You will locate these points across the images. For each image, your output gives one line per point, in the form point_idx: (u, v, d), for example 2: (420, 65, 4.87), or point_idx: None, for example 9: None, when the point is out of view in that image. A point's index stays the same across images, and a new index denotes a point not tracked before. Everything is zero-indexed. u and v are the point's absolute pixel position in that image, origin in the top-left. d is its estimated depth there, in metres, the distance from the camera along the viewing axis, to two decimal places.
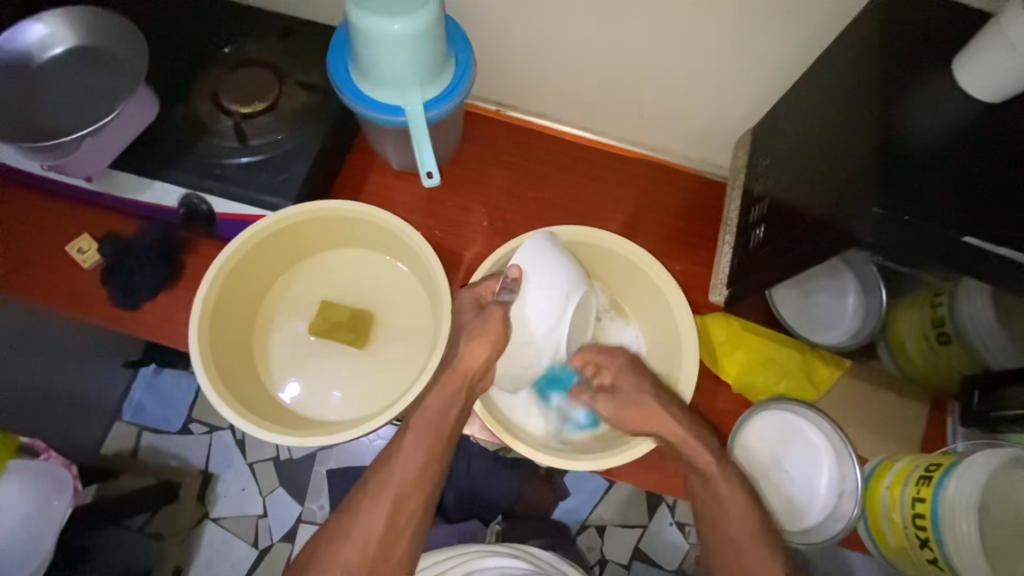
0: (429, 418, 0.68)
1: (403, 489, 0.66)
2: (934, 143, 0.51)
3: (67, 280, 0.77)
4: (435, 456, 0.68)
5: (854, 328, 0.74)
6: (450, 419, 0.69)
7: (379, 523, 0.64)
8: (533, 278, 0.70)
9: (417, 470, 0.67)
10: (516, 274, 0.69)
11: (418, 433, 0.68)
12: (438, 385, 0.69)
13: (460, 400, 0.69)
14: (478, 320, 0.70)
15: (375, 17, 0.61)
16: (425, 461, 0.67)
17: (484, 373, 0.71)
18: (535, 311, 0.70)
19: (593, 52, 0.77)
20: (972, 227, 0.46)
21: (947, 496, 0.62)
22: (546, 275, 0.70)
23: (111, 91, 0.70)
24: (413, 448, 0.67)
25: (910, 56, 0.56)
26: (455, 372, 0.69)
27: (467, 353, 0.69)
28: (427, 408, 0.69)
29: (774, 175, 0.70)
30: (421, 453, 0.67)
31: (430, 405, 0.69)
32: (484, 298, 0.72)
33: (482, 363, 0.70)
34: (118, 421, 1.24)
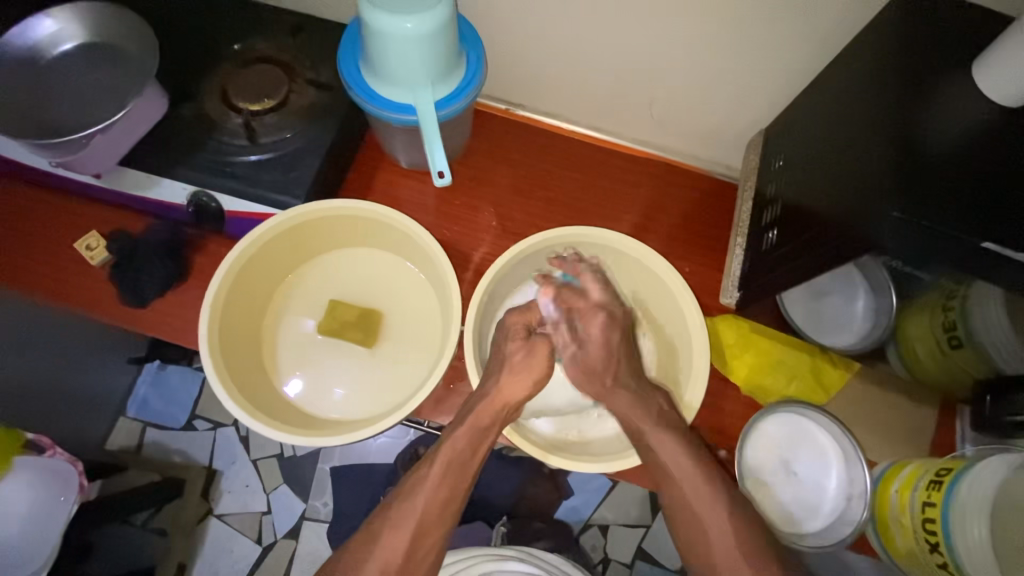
0: (458, 446, 0.65)
1: (426, 519, 0.61)
2: (952, 149, 0.51)
3: (75, 276, 0.77)
4: (458, 490, 0.64)
5: (864, 331, 0.72)
6: (478, 453, 0.65)
7: (399, 549, 0.60)
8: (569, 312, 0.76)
9: (441, 503, 0.62)
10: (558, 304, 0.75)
11: (444, 468, 0.63)
12: (470, 419, 0.66)
13: (489, 433, 0.66)
14: (524, 351, 0.71)
15: (387, 16, 0.61)
16: (450, 494, 0.63)
17: (513, 412, 0.68)
18: None
19: (606, 52, 0.76)
20: (993, 233, 0.45)
21: (959, 501, 0.62)
22: None
23: (120, 87, 0.70)
24: (438, 482, 0.63)
25: (928, 61, 0.55)
26: (488, 406, 0.66)
27: (507, 386, 0.67)
28: (454, 439, 0.65)
29: (788, 177, 0.70)
30: (443, 489, 0.62)
31: (459, 433, 0.65)
32: (530, 326, 0.73)
33: (519, 398, 0.68)
34: (123, 417, 1.24)
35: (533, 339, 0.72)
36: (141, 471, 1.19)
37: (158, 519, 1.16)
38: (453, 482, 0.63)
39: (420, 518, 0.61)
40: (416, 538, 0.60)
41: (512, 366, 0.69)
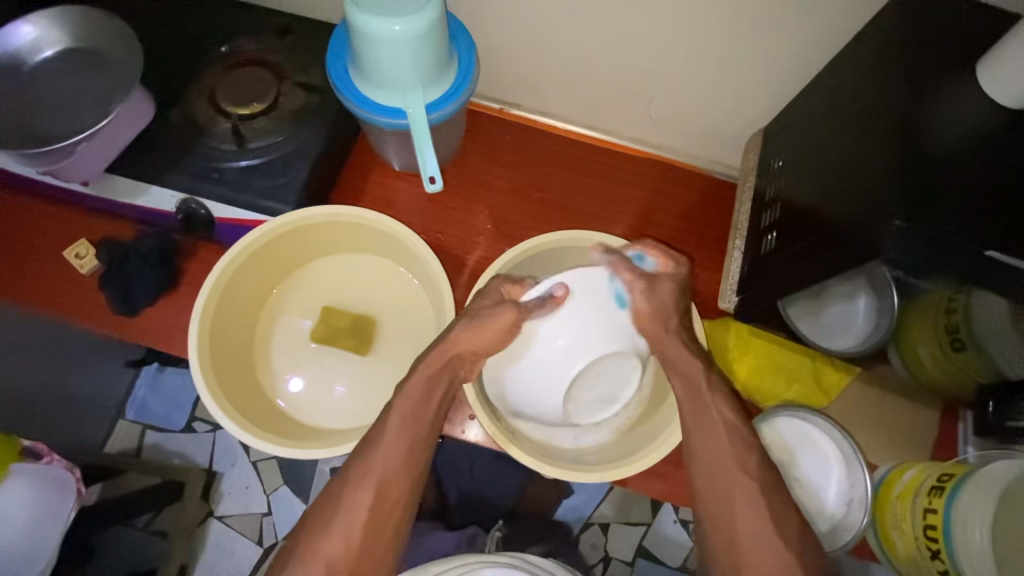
0: (413, 397, 0.65)
1: (390, 471, 0.62)
2: (957, 151, 0.49)
3: (66, 285, 0.76)
4: (420, 440, 0.64)
5: (866, 333, 0.69)
6: (433, 404, 0.66)
7: (366, 502, 0.60)
8: (572, 307, 0.64)
9: (403, 453, 0.63)
10: (561, 293, 0.64)
11: (401, 419, 0.63)
12: (423, 367, 0.65)
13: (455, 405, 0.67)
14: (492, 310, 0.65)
15: (375, 18, 0.59)
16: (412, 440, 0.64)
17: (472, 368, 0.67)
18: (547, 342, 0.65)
19: (601, 50, 0.75)
20: (998, 240, 0.44)
21: (960, 508, 0.61)
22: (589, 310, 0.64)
23: (105, 92, 0.68)
24: (397, 432, 0.63)
25: (933, 60, 0.54)
26: (443, 355, 0.66)
27: (464, 342, 0.65)
28: (409, 390, 0.65)
29: (789, 178, 0.68)
30: (403, 440, 0.63)
31: (414, 383, 0.65)
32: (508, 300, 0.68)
33: (475, 350, 0.65)
34: (121, 420, 1.23)
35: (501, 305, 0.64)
36: (142, 475, 1.19)
37: (159, 523, 1.17)
38: (418, 436, 0.64)
39: (384, 469, 0.62)
40: (380, 493, 0.61)
41: (477, 320, 0.64)
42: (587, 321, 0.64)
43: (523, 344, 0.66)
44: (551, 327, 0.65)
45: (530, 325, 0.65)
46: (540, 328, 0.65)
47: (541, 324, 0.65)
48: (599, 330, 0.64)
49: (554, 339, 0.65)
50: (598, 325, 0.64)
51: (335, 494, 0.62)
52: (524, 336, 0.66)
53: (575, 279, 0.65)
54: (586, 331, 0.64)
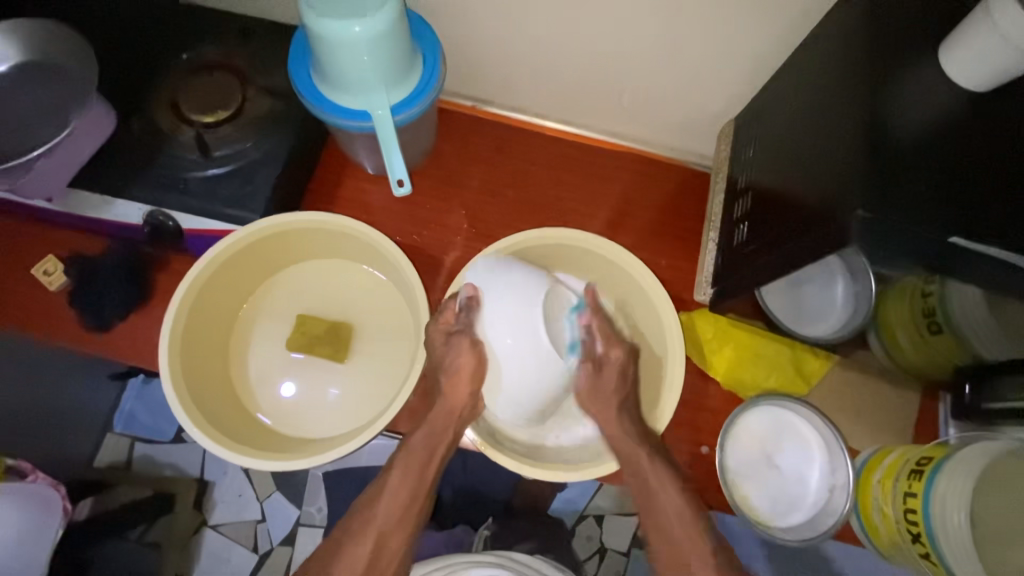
0: (417, 452, 0.67)
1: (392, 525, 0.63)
2: (920, 135, 0.49)
3: (38, 303, 0.75)
4: (420, 493, 0.67)
5: (846, 316, 0.67)
6: (437, 458, 0.67)
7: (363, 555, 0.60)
8: (489, 297, 0.66)
9: (402, 505, 0.65)
10: (471, 295, 0.66)
11: (404, 472, 0.66)
12: (425, 424, 0.68)
13: (448, 436, 0.67)
14: (451, 353, 0.67)
15: (331, 20, 0.58)
16: (411, 493, 0.66)
17: (472, 411, 0.68)
18: (502, 343, 0.65)
19: (568, 44, 0.74)
20: (961, 226, 0.44)
21: (938, 492, 0.61)
22: (504, 303, 0.65)
23: (64, 107, 0.67)
24: (398, 486, 0.66)
25: (895, 42, 0.53)
26: (442, 411, 0.67)
27: (452, 392, 0.67)
28: (414, 446, 0.67)
29: (760, 167, 0.68)
30: (404, 490, 0.66)
31: (416, 438, 0.68)
32: (449, 328, 0.67)
33: (468, 397, 0.67)
34: (109, 433, 1.21)
35: (453, 339, 0.67)
36: (132, 488, 1.16)
37: (153, 533, 1.13)
38: (415, 485, 0.66)
39: (383, 524, 0.64)
40: (377, 549, 0.63)
41: (452, 370, 0.66)
42: (508, 298, 0.65)
43: (495, 368, 0.66)
44: (496, 329, 0.65)
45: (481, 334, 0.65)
46: (493, 341, 0.65)
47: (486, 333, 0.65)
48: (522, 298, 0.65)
49: (503, 339, 0.65)
50: (517, 293, 0.65)
51: (333, 547, 0.64)
52: (487, 353, 0.66)
53: (479, 277, 0.67)
54: (512, 316, 0.65)
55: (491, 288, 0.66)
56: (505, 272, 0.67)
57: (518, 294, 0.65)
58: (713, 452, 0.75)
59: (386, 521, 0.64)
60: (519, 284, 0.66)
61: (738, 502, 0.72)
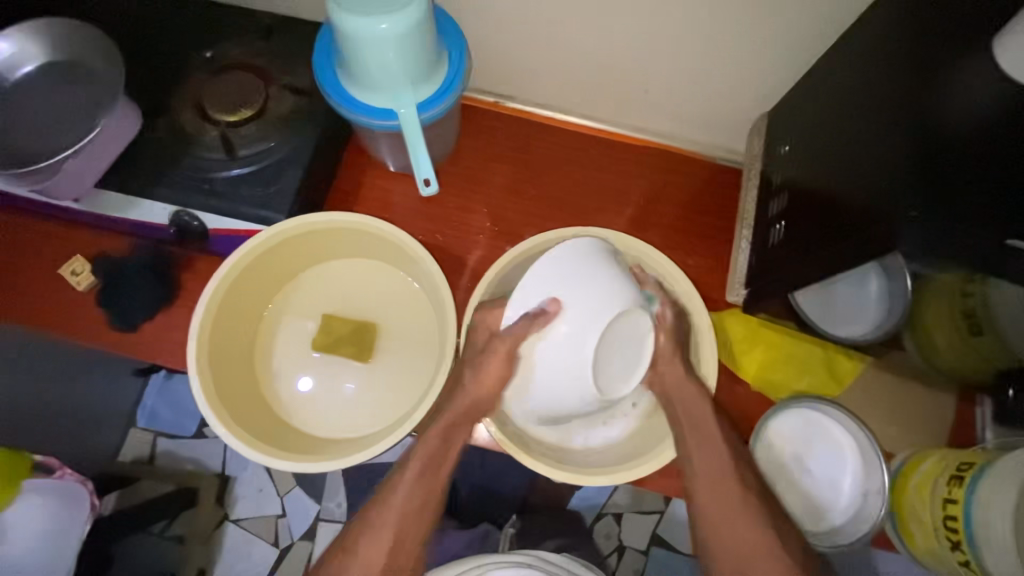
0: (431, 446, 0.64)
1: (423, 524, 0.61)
2: (976, 132, 0.46)
3: (66, 303, 0.75)
4: (437, 489, 0.63)
5: (879, 320, 0.66)
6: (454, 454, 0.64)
7: None
8: (567, 307, 0.57)
9: (419, 500, 0.62)
10: (554, 309, 0.57)
11: (421, 466, 0.63)
12: (442, 417, 0.64)
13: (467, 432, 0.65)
14: (483, 356, 0.62)
15: (358, 17, 0.57)
16: (428, 490, 0.63)
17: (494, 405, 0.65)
18: (555, 357, 0.58)
19: (597, 38, 0.72)
20: (1018, 229, 0.41)
21: (980, 498, 0.60)
22: (583, 299, 0.57)
23: (90, 107, 0.67)
24: (413, 483, 0.62)
25: (946, 36, 0.51)
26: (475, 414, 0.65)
27: (488, 398, 0.63)
28: (430, 438, 0.64)
29: (797, 163, 0.66)
30: (420, 488, 0.62)
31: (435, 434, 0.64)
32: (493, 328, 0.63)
33: (490, 392, 0.63)
34: (132, 428, 1.21)
35: (492, 342, 0.61)
36: (156, 482, 1.17)
37: (176, 527, 1.15)
38: (430, 483, 0.63)
39: (400, 522, 0.61)
40: (395, 545, 0.61)
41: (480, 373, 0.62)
42: (582, 317, 0.57)
43: (523, 365, 0.61)
44: (546, 327, 0.58)
45: (530, 342, 0.59)
46: (537, 346, 0.59)
47: (538, 344, 0.59)
48: (600, 296, 0.57)
49: (553, 332, 0.58)
50: (591, 293, 0.57)
51: (351, 544, 0.61)
52: (523, 358, 0.61)
53: (554, 280, 0.57)
54: (579, 309, 0.57)
55: (573, 302, 0.57)
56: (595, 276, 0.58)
57: (594, 288, 0.57)
58: None
59: (403, 515, 0.61)
60: (597, 291, 0.57)
61: None
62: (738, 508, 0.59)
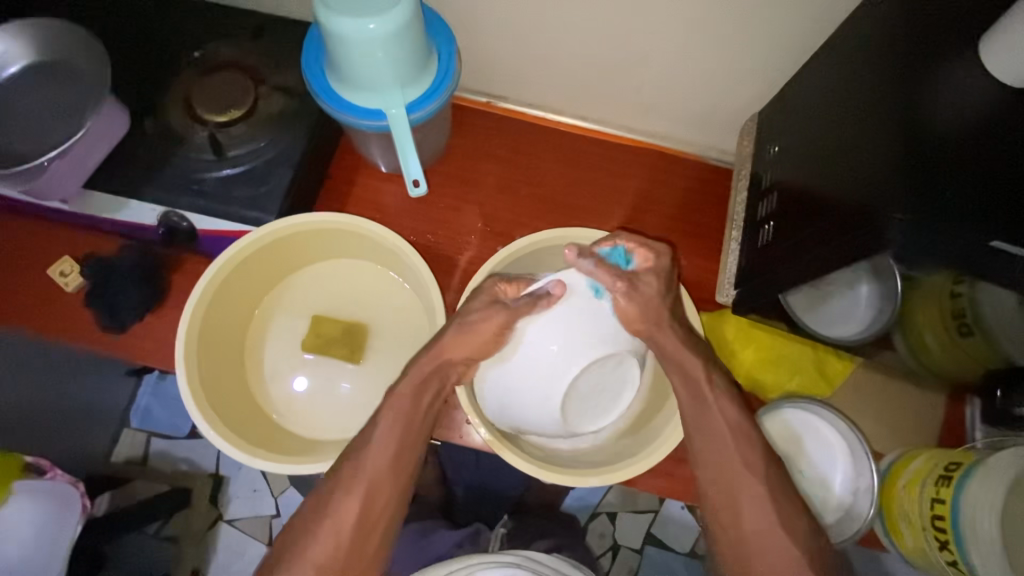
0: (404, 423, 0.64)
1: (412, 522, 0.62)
2: (962, 133, 0.46)
3: (54, 304, 0.75)
4: (411, 461, 0.64)
5: (871, 319, 0.66)
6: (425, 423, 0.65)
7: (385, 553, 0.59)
8: (573, 304, 0.61)
9: (394, 457, 0.63)
10: (558, 292, 0.61)
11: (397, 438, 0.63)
12: (413, 372, 0.65)
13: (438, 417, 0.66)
14: (477, 317, 0.63)
15: (346, 18, 0.57)
16: (399, 444, 0.63)
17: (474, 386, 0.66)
18: (540, 345, 0.62)
19: (588, 39, 0.72)
20: (1003, 230, 0.42)
21: (967, 499, 0.60)
22: (585, 318, 0.61)
23: (77, 107, 0.66)
24: (387, 447, 0.63)
25: (933, 38, 0.51)
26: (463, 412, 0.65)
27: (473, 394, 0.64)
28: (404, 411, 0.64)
29: (787, 164, 0.66)
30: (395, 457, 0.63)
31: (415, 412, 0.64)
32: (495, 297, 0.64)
33: (466, 356, 0.64)
34: (125, 429, 1.21)
35: (491, 308, 0.62)
36: (151, 482, 1.18)
37: (170, 527, 1.15)
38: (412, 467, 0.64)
39: (373, 476, 0.62)
40: (372, 500, 0.62)
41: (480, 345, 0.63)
42: (577, 333, 0.61)
43: (511, 343, 0.63)
44: (538, 332, 0.62)
45: (525, 322, 0.62)
46: (529, 330, 0.62)
47: (531, 326, 0.62)
48: (599, 331, 0.62)
49: (543, 343, 0.62)
50: (591, 325, 0.61)
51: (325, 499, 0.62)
52: (514, 335, 0.63)
53: (570, 278, 0.62)
54: (573, 334, 0.61)
55: (578, 299, 0.62)
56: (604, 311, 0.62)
57: (596, 320, 0.62)
58: None
59: (376, 473, 0.62)
60: (598, 325, 0.62)
61: None
62: (735, 476, 0.61)
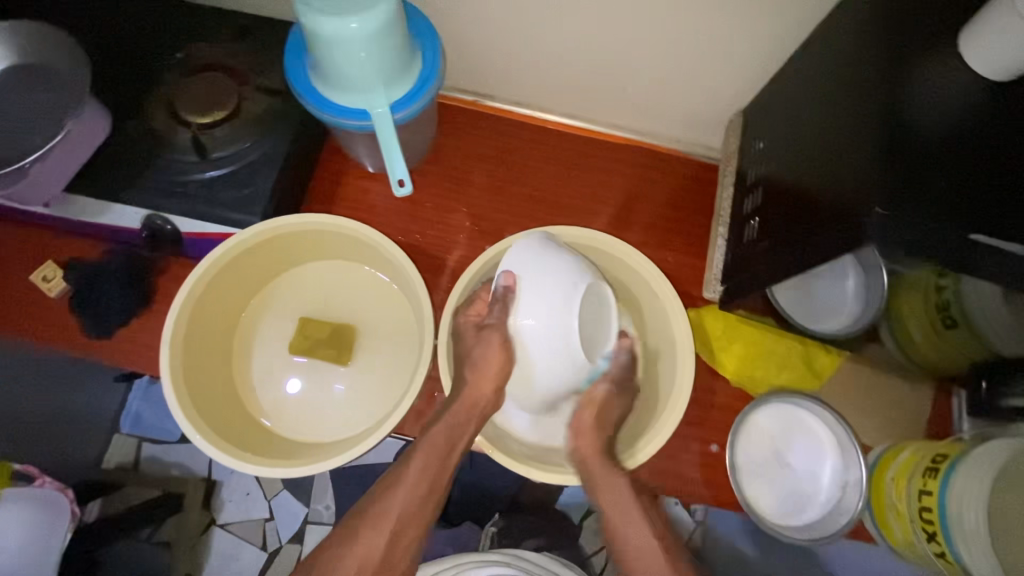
0: (437, 446, 0.64)
1: (405, 515, 0.62)
2: (940, 127, 0.47)
3: (37, 310, 0.74)
4: (438, 483, 0.64)
5: (857, 313, 0.67)
6: (458, 450, 0.65)
7: (380, 546, 0.61)
8: (527, 281, 0.63)
9: (427, 485, 0.64)
10: (509, 282, 0.64)
11: (423, 465, 0.64)
12: (445, 416, 0.65)
13: (470, 431, 0.65)
14: (479, 345, 0.65)
15: (327, 17, 0.56)
16: (431, 482, 0.64)
17: (494, 404, 0.67)
18: (533, 328, 0.63)
19: (572, 37, 0.72)
20: (979, 223, 0.42)
21: (953, 491, 0.60)
22: (543, 280, 0.63)
23: (56, 109, 0.65)
24: (417, 478, 0.63)
25: (912, 33, 0.51)
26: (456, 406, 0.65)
27: (477, 386, 0.65)
28: (434, 437, 0.65)
29: (770, 160, 0.67)
30: (422, 486, 0.63)
31: (438, 431, 0.65)
32: (478, 318, 0.66)
33: (493, 389, 0.65)
34: (117, 433, 1.19)
35: (484, 333, 0.65)
36: (139, 488, 1.13)
37: (163, 532, 1.10)
38: (433, 483, 0.64)
39: (400, 515, 0.62)
40: (395, 535, 0.62)
41: (478, 364, 0.65)
42: (546, 294, 0.63)
43: (518, 348, 0.64)
44: (526, 316, 0.63)
45: (511, 323, 0.64)
46: (523, 325, 0.63)
47: (516, 320, 0.63)
48: (564, 276, 0.63)
49: (538, 325, 0.63)
50: (557, 276, 0.63)
51: (351, 532, 0.62)
52: (515, 340, 0.64)
53: (516, 263, 0.64)
54: (552, 296, 0.62)
55: (532, 276, 0.63)
56: (549, 259, 0.64)
57: (556, 274, 0.63)
58: (723, 451, 0.74)
59: (404, 511, 0.62)
60: (558, 275, 0.63)
61: (747, 501, 0.71)
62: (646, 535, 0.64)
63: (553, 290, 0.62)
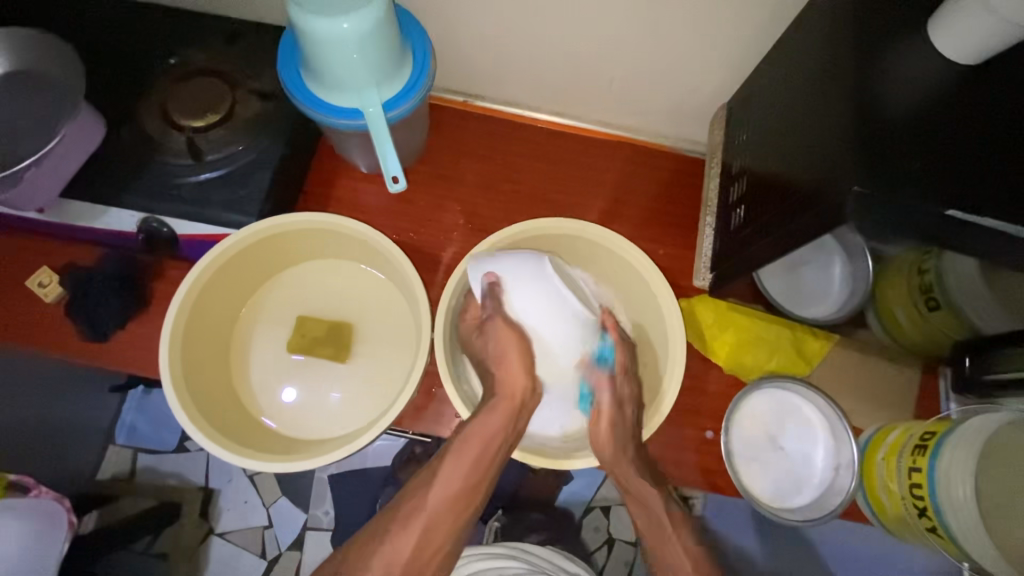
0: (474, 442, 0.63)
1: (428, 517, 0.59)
2: (912, 110, 0.49)
3: (33, 316, 0.74)
4: (475, 484, 0.62)
5: (841, 300, 0.67)
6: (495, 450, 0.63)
7: (406, 548, 0.57)
8: (506, 274, 0.68)
9: (460, 485, 0.61)
10: (492, 279, 0.68)
11: (458, 461, 0.62)
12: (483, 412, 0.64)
13: (511, 426, 0.64)
14: (489, 341, 0.68)
15: (319, 18, 0.57)
16: (466, 481, 0.61)
17: (534, 395, 0.67)
18: (530, 312, 0.67)
19: (558, 37, 0.74)
20: (955, 199, 0.44)
21: (942, 466, 0.62)
22: (516, 265, 0.68)
23: (50, 115, 0.66)
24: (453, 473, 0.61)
25: (883, 22, 0.54)
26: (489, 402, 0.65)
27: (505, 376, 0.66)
28: (470, 434, 0.63)
29: (753, 150, 0.69)
30: (456, 482, 0.61)
31: (477, 427, 0.63)
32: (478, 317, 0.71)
33: (526, 374, 0.66)
34: (111, 445, 1.16)
35: (486, 328, 0.68)
36: (138, 498, 1.14)
37: (159, 544, 1.12)
38: (468, 480, 0.61)
39: (432, 514, 0.59)
40: (426, 532, 0.58)
41: (497, 357, 0.67)
42: (524, 277, 0.68)
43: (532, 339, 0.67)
44: (519, 302, 0.67)
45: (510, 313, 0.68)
46: (519, 313, 0.67)
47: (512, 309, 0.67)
48: (529, 257, 0.69)
49: (530, 307, 0.67)
50: (523, 259, 0.69)
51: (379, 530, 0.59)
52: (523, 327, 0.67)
53: (490, 263, 0.69)
54: (531, 275, 0.68)
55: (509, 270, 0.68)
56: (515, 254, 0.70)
57: (524, 258, 0.69)
58: (717, 437, 0.75)
59: (433, 511, 0.59)
60: (522, 258, 0.69)
61: (743, 485, 0.72)
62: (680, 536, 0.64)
63: (526, 270, 0.68)
